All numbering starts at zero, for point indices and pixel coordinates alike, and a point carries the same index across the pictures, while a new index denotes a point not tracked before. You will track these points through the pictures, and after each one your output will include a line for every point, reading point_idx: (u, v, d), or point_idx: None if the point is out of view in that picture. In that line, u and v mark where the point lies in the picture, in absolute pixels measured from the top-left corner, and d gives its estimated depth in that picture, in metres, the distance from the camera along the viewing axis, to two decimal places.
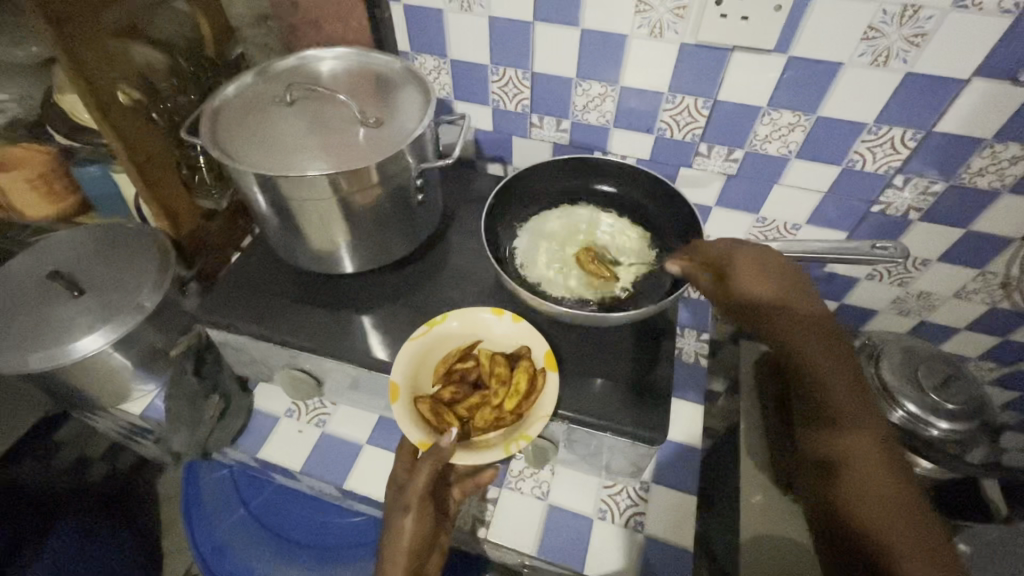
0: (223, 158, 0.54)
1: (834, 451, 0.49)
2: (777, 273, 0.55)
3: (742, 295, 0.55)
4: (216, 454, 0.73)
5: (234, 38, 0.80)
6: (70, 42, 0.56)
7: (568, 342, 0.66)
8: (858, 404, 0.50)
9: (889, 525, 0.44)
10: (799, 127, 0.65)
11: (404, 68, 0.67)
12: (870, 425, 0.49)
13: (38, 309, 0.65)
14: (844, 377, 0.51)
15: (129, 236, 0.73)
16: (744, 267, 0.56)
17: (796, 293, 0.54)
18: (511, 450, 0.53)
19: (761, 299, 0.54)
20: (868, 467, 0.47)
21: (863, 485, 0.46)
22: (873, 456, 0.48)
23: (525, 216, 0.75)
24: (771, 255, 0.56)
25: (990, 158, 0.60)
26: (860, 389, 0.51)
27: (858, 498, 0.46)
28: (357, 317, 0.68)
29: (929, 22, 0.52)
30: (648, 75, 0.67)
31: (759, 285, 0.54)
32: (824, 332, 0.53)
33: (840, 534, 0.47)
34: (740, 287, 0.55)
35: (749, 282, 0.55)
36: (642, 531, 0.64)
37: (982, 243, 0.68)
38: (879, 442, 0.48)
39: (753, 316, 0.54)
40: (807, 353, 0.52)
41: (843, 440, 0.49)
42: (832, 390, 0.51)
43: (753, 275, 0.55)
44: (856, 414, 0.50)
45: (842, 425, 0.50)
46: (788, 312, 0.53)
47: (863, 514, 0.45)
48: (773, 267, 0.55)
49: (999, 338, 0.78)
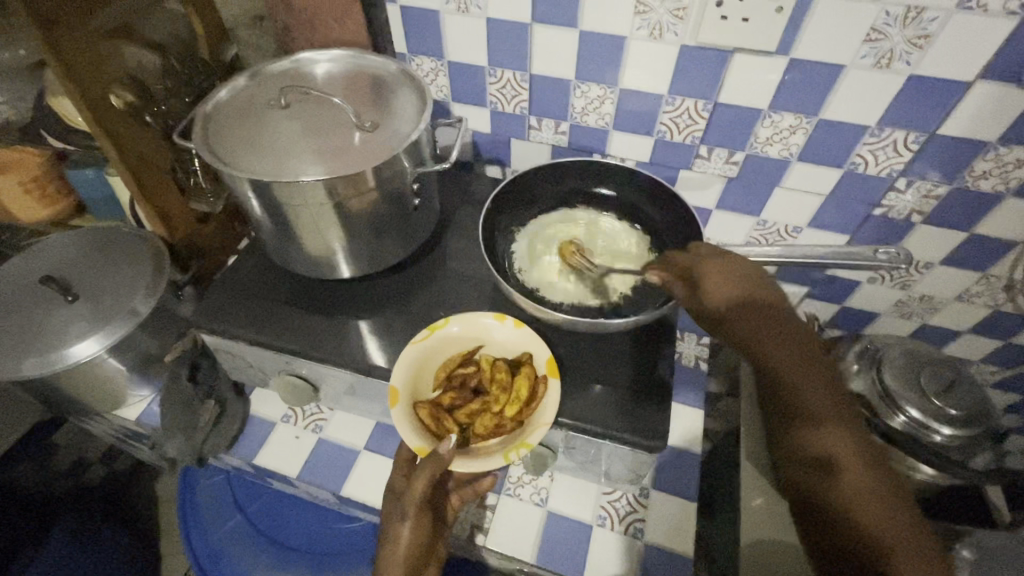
0: (215, 162, 0.53)
1: (816, 454, 0.47)
2: (744, 275, 0.53)
3: (712, 302, 0.53)
4: (213, 460, 0.73)
5: (230, 40, 0.80)
6: (60, 44, 0.55)
7: (567, 347, 0.65)
8: (836, 404, 0.49)
9: (884, 527, 0.43)
10: (800, 130, 0.64)
11: (400, 70, 0.66)
12: (848, 421, 0.48)
13: (30, 315, 0.64)
14: (819, 379, 0.49)
15: (123, 240, 0.73)
16: (713, 274, 0.53)
17: (762, 293, 0.53)
18: (510, 459, 0.52)
19: (729, 306, 0.52)
20: (856, 468, 0.46)
21: (855, 488, 0.45)
22: (859, 457, 0.46)
23: (523, 219, 0.75)
24: (738, 259, 0.54)
25: (994, 161, 0.59)
26: (830, 386, 0.49)
27: (850, 503, 0.45)
28: (354, 323, 0.67)
29: (933, 23, 0.52)
30: (647, 77, 0.66)
31: (728, 290, 0.52)
32: (792, 330, 0.51)
33: (834, 542, 0.45)
34: (711, 295, 0.53)
35: (717, 289, 0.53)
36: (641, 538, 0.64)
37: (985, 246, 0.67)
38: (860, 440, 0.47)
39: (723, 324, 0.52)
40: (781, 358, 0.50)
41: (824, 441, 0.47)
42: (807, 391, 0.49)
43: (723, 281, 0.53)
44: (833, 412, 0.48)
45: (822, 426, 0.48)
46: (761, 314, 0.51)
47: (857, 518, 0.44)
48: (740, 270, 0.53)
49: (1001, 341, 0.78)
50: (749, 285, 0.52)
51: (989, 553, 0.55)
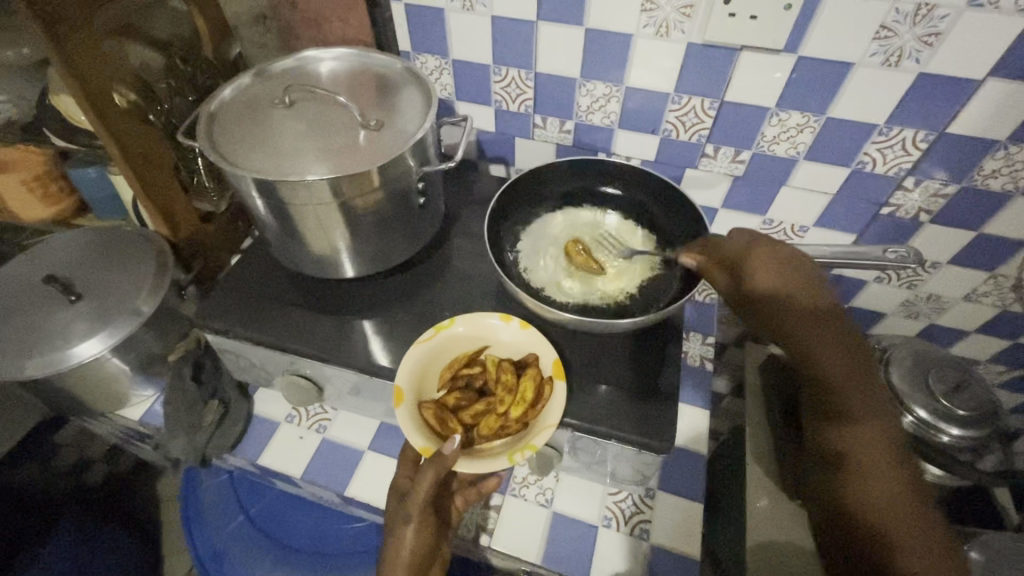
0: (220, 162, 0.53)
1: (842, 449, 0.48)
2: (791, 266, 0.52)
3: (754, 292, 0.52)
4: (216, 460, 0.73)
5: (233, 38, 0.79)
6: (65, 43, 0.55)
7: (573, 346, 0.65)
8: (873, 404, 0.48)
9: (896, 526, 0.44)
10: (807, 128, 0.63)
11: (405, 68, 0.65)
12: (881, 421, 0.48)
13: (33, 315, 0.64)
14: (859, 377, 0.49)
15: (126, 239, 0.72)
16: (757, 264, 0.52)
17: (811, 285, 0.51)
18: (515, 461, 0.51)
19: (772, 296, 0.51)
20: (881, 470, 0.46)
21: (875, 490, 0.45)
22: (885, 459, 0.46)
23: (528, 218, 0.74)
24: (785, 248, 0.53)
25: (1003, 160, 0.59)
26: (870, 383, 0.49)
27: (865, 500, 0.45)
28: (358, 322, 0.67)
29: (942, 21, 0.51)
30: (653, 75, 0.65)
31: (773, 282, 0.51)
32: (837, 325, 0.50)
33: (847, 535, 0.46)
34: (753, 284, 0.52)
35: (761, 279, 0.51)
36: (647, 539, 0.63)
37: (993, 246, 0.67)
38: (889, 440, 0.47)
39: (763, 313, 0.51)
40: (822, 352, 0.49)
41: (851, 437, 0.48)
42: (845, 389, 0.49)
43: (768, 271, 0.52)
44: (871, 411, 0.48)
45: (853, 422, 0.48)
46: (805, 309, 0.50)
47: (869, 515, 0.45)
48: (786, 261, 0.52)
49: (1009, 341, 0.77)
50: (797, 279, 0.51)
51: (998, 556, 0.54)
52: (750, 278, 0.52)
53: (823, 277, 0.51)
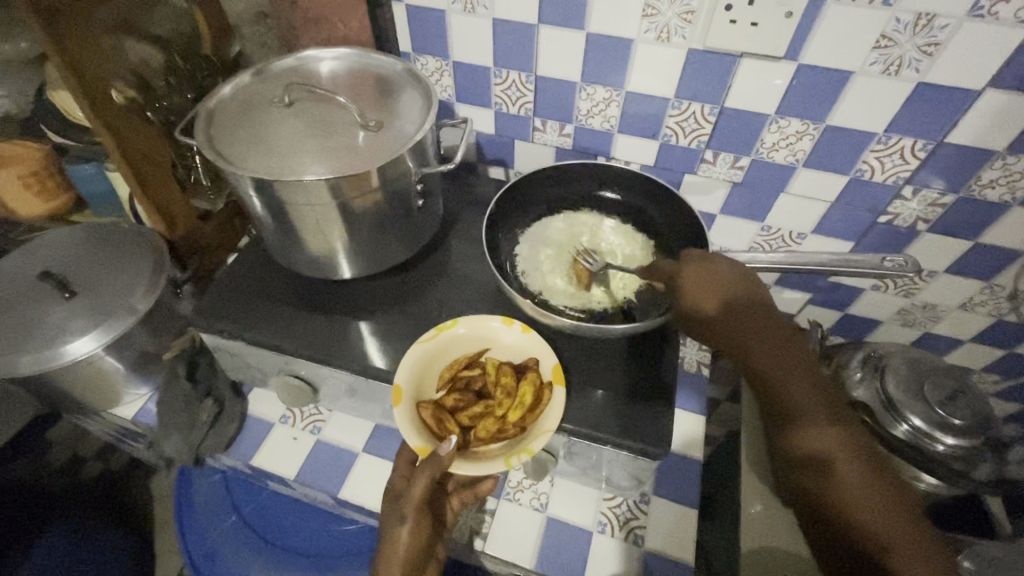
0: (217, 159, 0.53)
1: (801, 455, 0.48)
2: (726, 281, 0.54)
3: (688, 305, 0.55)
4: (210, 460, 0.72)
5: (232, 37, 0.80)
6: (65, 40, 0.55)
7: (572, 350, 0.65)
8: (825, 402, 0.48)
9: (875, 523, 0.43)
10: (806, 136, 0.64)
11: (406, 69, 0.65)
12: (827, 413, 0.48)
13: (27, 311, 0.63)
14: (799, 372, 0.50)
15: (122, 237, 0.72)
16: (687, 279, 0.55)
17: (740, 290, 0.53)
18: (511, 464, 0.51)
19: (708, 309, 0.53)
20: (846, 467, 0.46)
21: (844, 489, 0.45)
22: (847, 454, 0.46)
23: (526, 223, 0.74)
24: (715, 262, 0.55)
25: (1001, 170, 0.59)
26: (814, 384, 0.49)
27: (841, 502, 0.45)
28: (356, 323, 0.66)
29: (942, 31, 0.51)
30: (654, 80, 0.65)
31: (707, 296, 0.54)
32: (773, 331, 0.51)
33: (836, 540, 0.45)
34: (690, 304, 0.54)
35: (696, 295, 0.54)
36: (641, 544, 0.63)
37: (989, 256, 0.67)
38: (845, 433, 0.47)
39: (707, 326, 0.54)
40: (761, 359, 0.50)
41: (807, 441, 0.47)
42: (792, 393, 0.49)
43: (694, 283, 0.54)
44: (818, 411, 0.48)
45: (799, 420, 0.48)
46: (738, 317, 0.52)
47: (851, 518, 0.44)
48: (718, 278, 0.54)
49: (1005, 351, 0.77)
50: (733, 291, 0.53)
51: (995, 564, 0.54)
52: (689, 296, 0.54)
53: (758, 287, 0.53)
